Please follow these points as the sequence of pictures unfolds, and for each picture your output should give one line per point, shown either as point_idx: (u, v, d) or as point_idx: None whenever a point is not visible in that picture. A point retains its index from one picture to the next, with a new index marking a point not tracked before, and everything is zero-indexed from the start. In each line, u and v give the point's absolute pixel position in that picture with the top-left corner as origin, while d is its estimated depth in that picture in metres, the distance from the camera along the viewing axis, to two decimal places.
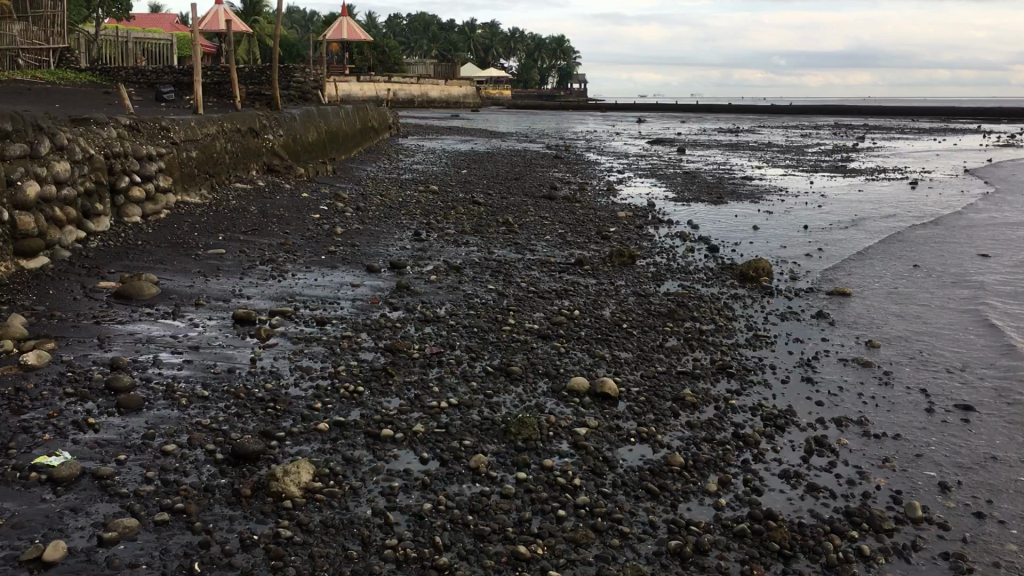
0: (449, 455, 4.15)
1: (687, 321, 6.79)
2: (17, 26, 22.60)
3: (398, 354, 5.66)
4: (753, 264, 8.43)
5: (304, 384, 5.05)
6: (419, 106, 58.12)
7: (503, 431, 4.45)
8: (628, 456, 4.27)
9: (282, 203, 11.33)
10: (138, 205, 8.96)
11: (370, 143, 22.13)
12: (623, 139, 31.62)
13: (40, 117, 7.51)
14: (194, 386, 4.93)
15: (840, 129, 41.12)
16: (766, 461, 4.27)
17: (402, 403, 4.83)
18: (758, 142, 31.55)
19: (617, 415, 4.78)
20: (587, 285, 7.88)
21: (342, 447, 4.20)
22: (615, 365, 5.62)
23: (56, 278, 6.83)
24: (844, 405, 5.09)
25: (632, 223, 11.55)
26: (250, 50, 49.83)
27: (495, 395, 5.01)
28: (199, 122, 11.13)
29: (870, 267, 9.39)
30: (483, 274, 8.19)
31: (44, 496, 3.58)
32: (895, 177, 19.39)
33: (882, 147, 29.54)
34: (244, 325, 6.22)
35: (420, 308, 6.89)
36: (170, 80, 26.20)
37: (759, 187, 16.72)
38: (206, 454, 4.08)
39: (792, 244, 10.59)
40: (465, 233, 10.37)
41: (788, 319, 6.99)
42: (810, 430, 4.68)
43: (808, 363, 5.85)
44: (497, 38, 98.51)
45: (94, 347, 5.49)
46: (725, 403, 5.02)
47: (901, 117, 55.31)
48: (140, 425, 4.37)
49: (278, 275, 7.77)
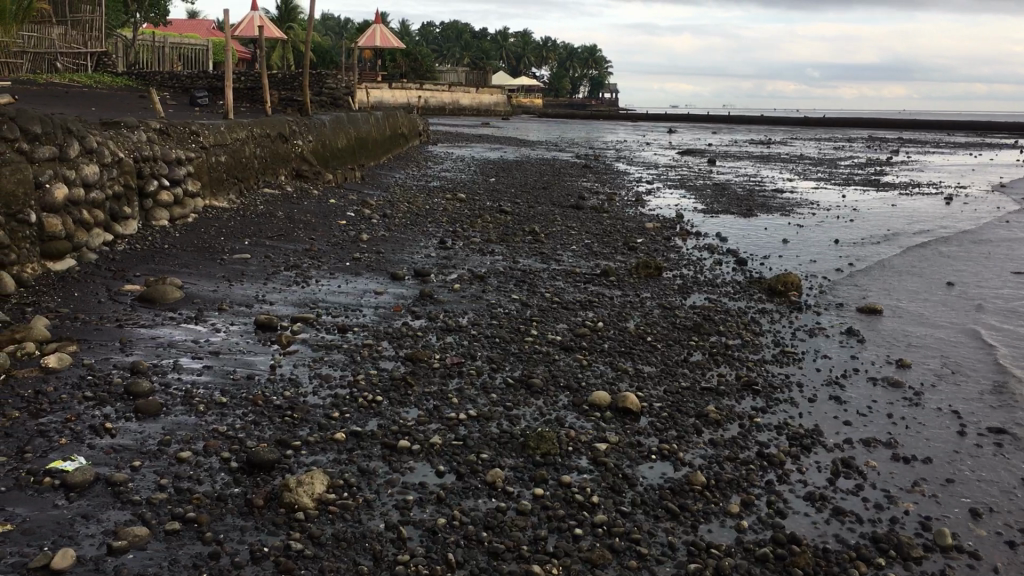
0: (466, 469, 4.08)
1: (713, 336, 6.68)
2: (56, 30, 22.92)
3: (418, 363, 5.61)
4: (781, 278, 8.30)
5: (323, 393, 5.01)
6: (450, 113, 58.26)
7: (521, 445, 4.38)
8: (649, 473, 4.18)
9: (309, 208, 11.36)
10: (166, 208, 9.00)
11: (400, 149, 22.18)
12: (654, 149, 31.50)
13: (70, 121, 7.55)
14: (212, 392, 4.90)
15: (874, 142, 40.64)
16: (791, 483, 4.16)
17: (420, 414, 4.77)
18: (790, 155, 31.27)
19: (638, 431, 4.69)
20: (612, 297, 7.79)
21: (358, 458, 4.15)
22: (638, 379, 5.53)
23: (82, 280, 6.85)
24: (873, 426, 4.96)
25: (660, 235, 11.44)
26: (285, 56, 50.26)
27: (515, 408, 4.94)
28: (229, 127, 11.17)
29: (902, 283, 9.22)
30: (508, 283, 8.13)
31: (56, 502, 3.56)
32: (929, 191, 19.11)
33: (918, 161, 29.18)
34: (266, 331, 6.20)
35: (443, 316, 6.84)
36: (204, 84, 26.48)
37: (790, 200, 16.53)
38: (221, 461, 4.04)
39: (822, 259, 10.43)
40: (490, 241, 10.33)
41: (816, 336, 6.86)
42: (837, 451, 4.56)
43: (836, 382, 5.72)
44: (529, 47, 98.64)
45: (116, 351, 5.49)
46: (750, 421, 4.91)
47: (936, 131, 54.59)
48: (157, 430, 4.35)
49: (302, 281, 7.76)
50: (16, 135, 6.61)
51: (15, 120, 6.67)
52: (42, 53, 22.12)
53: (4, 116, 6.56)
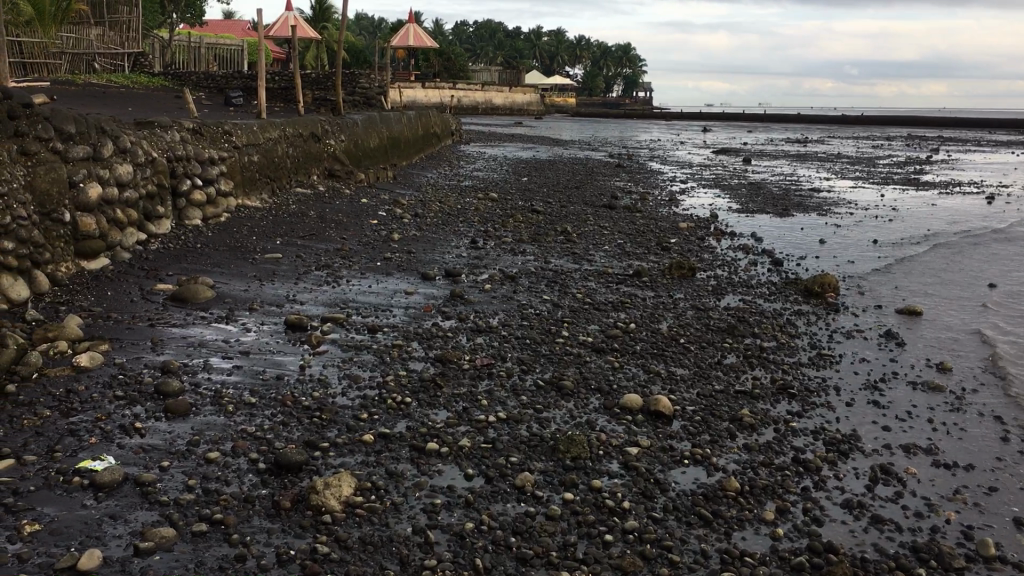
0: (494, 472, 4.03)
1: (747, 338, 6.58)
2: (94, 31, 23.21)
3: (448, 364, 5.57)
4: (818, 279, 8.17)
5: (352, 394, 4.98)
6: (483, 112, 58.27)
7: (551, 448, 4.32)
8: (681, 478, 4.10)
9: (342, 208, 11.38)
10: (199, 208, 9.04)
11: (432, 149, 22.18)
12: (688, 148, 31.26)
13: (104, 120, 7.60)
14: (242, 393, 4.89)
15: (913, 141, 40.02)
16: (828, 489, 4.05)
17: (450, 415, 4.73)
18: (826, 154, 30.88)
19: (670, 435, 4.61)
20: (644, 298, 7.70)
21: (386, 460, 4.11)
22: (671, 382, 5.44)
23: (115, 280, 6.89)
24: (913, 431, 4.84)
25: (693, 235, 11.31)
26: (319, 56, 50.59)
27: (545, 411, 4.88)
28: (262, 126, 11.22)
29: (941, 284, 9.04)
30: (539, 284, 8.07)
31: (85, 502, 3.55)
32: (970, 190, 18.75)
33: (958, 160, 28.70)
34: (296, 331, 6.19)
35: (473, 317, 6.80)
36: (239, 85, 26.66)
37: (827, 200, 16.29)
38: (249, 462, 4.01)
39: (860, 259, 10.26)
40: (522, 241, 10.28)
41: (854, 338, 6.72)
42: (875, 457, 4.45)
43: (874, 385, 5.60)
44: (562, 46, 98.40)
45: (147, 350, 5.50)
46: (786, 425, 4.81)
47: (977, 129, 53.69)
48: (186, 430, 4.34)
49: (333, 280, 7.76)
50: (50, 135, 6.67)
51: (50, 120, 6.73)
52: (80, 54, 22.37)
53: (39, 116, 6.61)
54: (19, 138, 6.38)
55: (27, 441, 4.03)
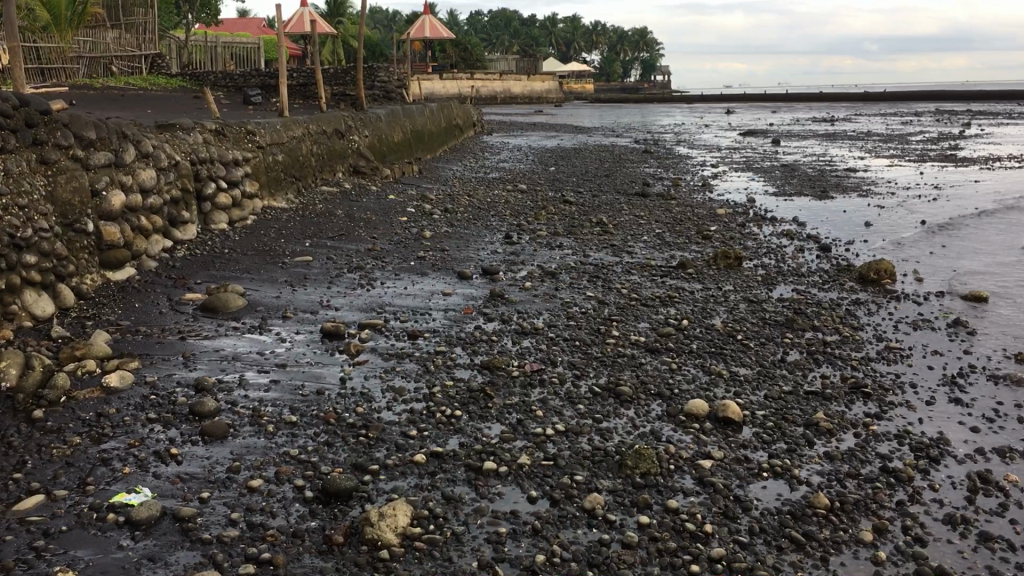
0: (561, 493, 3.71)
1: (808, 332, 6.21)
2: (110, 34, 23.06)
3: (496, 371, 5.25)
4: (874, 265, 7.78)
5: (398, 408, 4.67)
6: (503, 101, 57.88)
7: (618, 463, 3.99)
8: (762, 494, 3.76)
9: (369, 205, 11.08)
10: (225, 211, 8.76)
11: (456, 141, 21.87)
12: (714, 132, 30.69)
13: (124, 125, 7.34)
14: (281, 410, 4.60)
15: (943, 116, 39.14)
16: (925, 503, 3.70)
17: (504, 429, 4.41)
18: (855, 132, 30.20)
19: (743, 443, 4.26)
20: (692, 291, 7.35)
21: (442, 483, 3.80)
22: (735, 383, 5.10)
23: (142, 290, 6.63)
24: (1005, 433, 4.46)
25: (733, 222, 10.94)
26: (335, 51, 50.36)
27: (605, 421, 4.54)
28: (284, 125, 10.93)
29: (1001, 266, 8.61)
30: (581, 279, 7.73)
31: (121, 542, 3.27)
32: (1011, 165, 18.20)
33: (993, 134, 27.96)
34: (333, 339, 5.91)
35: (516, 318, 6.48)
36: (258, 83, 26.41)
37: (864, 180, 15.83)
38: (295, 490, 3.72)
39: (909, 242, 9.84)
40: (558, 234, 9.94)
41: (921, 329, 6.34)
42: (969, 463, 4.08)
43: (953, 381, 5.23)
44: (580, 31, 97.56)
45: (179, 367, 5.22)
46: (867, 430, 4.45)
47: (1003, 102, 52.77)
48: (224, 455, 4.05)
49: (367, 283, 7.46)
50: (70, 142, 6.40)
51: (69, 127, 6.47)
52: (97, 57, 22.30)
53: (58, 123, 6.35)
54: (39, 146, 6.11)
55: (57, 473, 3.75)
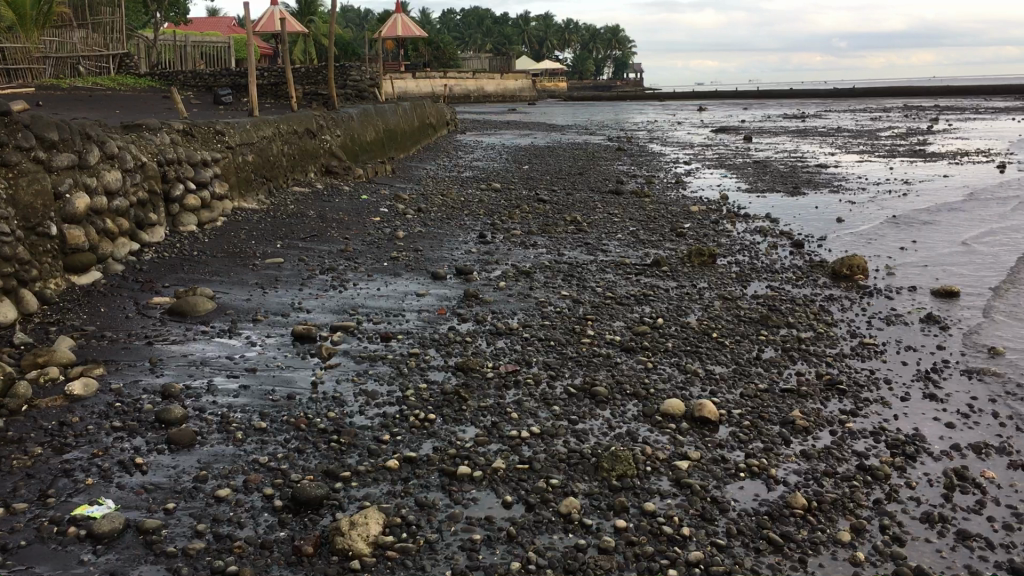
0: (536, 498, 3.64)
1: (783, 329, 6.18)
2: (77, 33, 22.80)
3: (469, 372, 5.18)
4: (847, 262, 7.78)
5: (370, 412, 4.58)
6: (476, 100, 57.84)
7: (594, 466, 3.93)
8: (740, 495, 3.71)
9: (342, 206, 10.97)
10: (194, 212, 8.62)
11: (429, 140, 21.78)
12: (687, 128, 30.79)
13: (88, 125, 7.19)
14: (251, 416, 4.50)
15: (912, 111, 39.47)
16: (902, 501, 3.67)
17: (479, 432, 4.33)
18: (826, 129, 30.41)
19: (719, 443, 4.22)
20: (667, 289, 7.31)
21: (415, 490, 3.72)
22: (711, 382, 5.06)
23: (108, 294, 6.49)
24: (981, 429, 4.45)
25: (706, 218, 10.93)
26: (306, 51, 50.08)
27: (580, 422, 4.48)
28: (254, 124, 10.79)
29: (972, 261, 8.63)
30: (555, 278, 7.68)
31: (82, 557, 3.17)
32: (979, 160, 18.37)
33: (961, 129, 28.22)
34: (305, 342, 5.81)
35: (491, 318, 6.40)
36: (228, 82, 26.19)
37: (836, 176, 15.90)
38: (264, 499, 3.63)
39: (881, 237, 9.88)
40: (532, 233, 9.88)
41: (894, 324, 6.34)
42: (946, 460, 4.06)
43: (928, 376, 5.21)
44: (552, 29, 97.67)
45: (146, 372, 5.11)
46: (843, 427, 4.43)
47: (969, 97, 53.27)
48: (191, 465, 3.95)
49: (339, 284, 7.36)
50: (32, 144, 6.25)
51: (30, 128, 6.31)
52: (64, 58, 22.01)
53: (19, 124, 6.20)
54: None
55: (17, 485, 3.64)
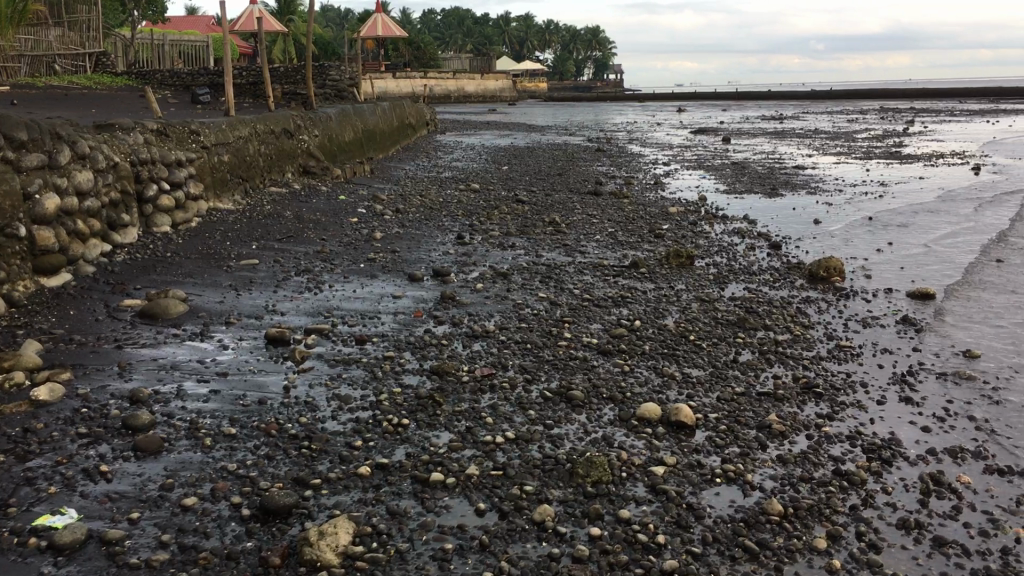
0: (509, 505, 3.58)
1: (761, 331, 6.16)
2: (53, 31, 22.54)
3: (444, 376, 5.11)
4: (824, 263, 7.78)
5: (343, 417, 4.51)
6: (456, 100, 57.75)
7: (569, 472, 3.88)
8: (715, 501, 3.67)
9: (319, 206, 10.88)
10: (167, 213, 8.51)
11: (408, 140, 21.68)
12: (666, 129, 30.82)
13: (58, 125, 7.08)
14: (220, 422, 4.42)
15: (889, 113, 39.73)
16: (879, 507, 3.64)
17: (453, 437, 4.27)
18: (804, 130, 30.54)
19: (695, 448, 4.18)
20: (645, 291, 7.28)
21: (386, 497, 3.66)
22: (688, 386, 5.02)
23: (78, 296, 6.38)
24: (957, 433, 4.43)
25: (685, 220, 10.92)
26: (286, 51, 49.85)
27: (556, 427, 4.43)
28: (230, 124, 10.68)
29: (949, 262, 8.65)
30: (533, 280, 7.62)
31: (43, 569, 3.08)
32: (956, 161, 18.49)
33: (938, 131, 28.40)
34: (278, 345, 5.72)
35: (468, 321, 6.34)
36: (206, 81, 25.99)
37: (814, 177, 15.95)
38: (231, 508, 3.56)
39: (859, 238, 9.90)
40: (510, 234, 9.83)
41: (872, 326, 6.33)
42: (922, 464, 4.04)
43: (904, 379, 5.20)
44: (533, 29, 97.69)
45: (115, 377, 5.01)
46: (819, 431, 4.40)
47: (947, 100, 53.70)
48: (158, 472, 3.86)
49: (315, 286, 7.27)
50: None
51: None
52: (39, 56, 21.77)
53: None
54: None
55: None
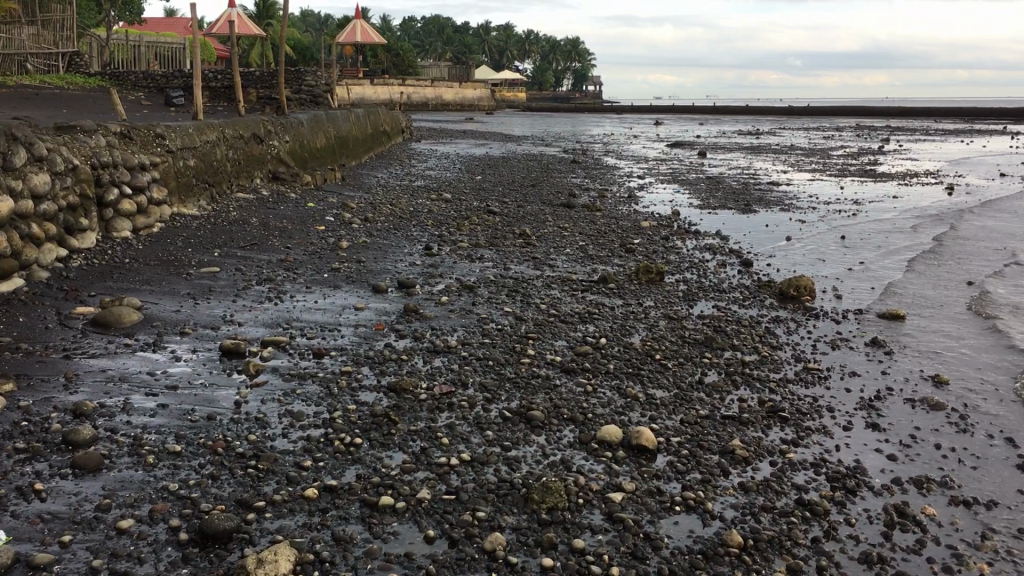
0: (460, 533, 3.46)
1: (727, 351, 6.07)
2: (26, 30, 22.23)
3: (402, 393, 4.98)
4: (794, 282, 7.73)
5: (293, 435, 4.36)
6: (434, 108, 57.62)
7: (524, 497, 3.76)
8: (673, 531, 3.57)
9: (287, 213, 10.71)
10: (128, 218, 8.32)
11: (382, 147, 21.57)
12: (642, 142, 30.87)
13: (14, 126, 6.89)
14: (166, 439, 4.26)
15: (864, 131, 40.10)
16: (841, 540, 3.54)
17: (406, 458, 4.14)
18: (778, 146, 30.66)
19: (656, 474, 4.07)
20: (613, 307, 7.19)
21: (333, 522, 3.52)
22: (651, 407, 4.92)
23: (29, 302, 6.17)
24: (922, 461, 4.36)
25: (656, 234, 10.86)
26: (263, 55, 49.56)
27: (514, 449, 4.31)
28: (197, 128, 10.49)
29: (919, 283, 8.63)
30: (500, 294, 7.51)
31: None
32: (928, 181, 18.60)
33: (911, 151, 28.64)
34: (232, 358, 5.57)
35: (430, 335, 6.21)
36: (180, 83, 25.79)
37: (787, 194, 15.98)
38: (169, 531, 3.40)
39: (830, 257, 9.87)
40: (480, 245, 9.72)
41: (839, 348, 6.26)
42: (886, 495, 3.95)
43: (870, 404, 5.13)
44: (512, 39, 97.88)
45: (59, 389, 4.82)
46: (783, 458, 4.31)
47: (921, 118, 54.34)
48: (95, 491, 3.70)
49: (276, 296, 7.12)
50: None
51: None
52: (10, 54, 21.45)
53: None
54: None
55: None
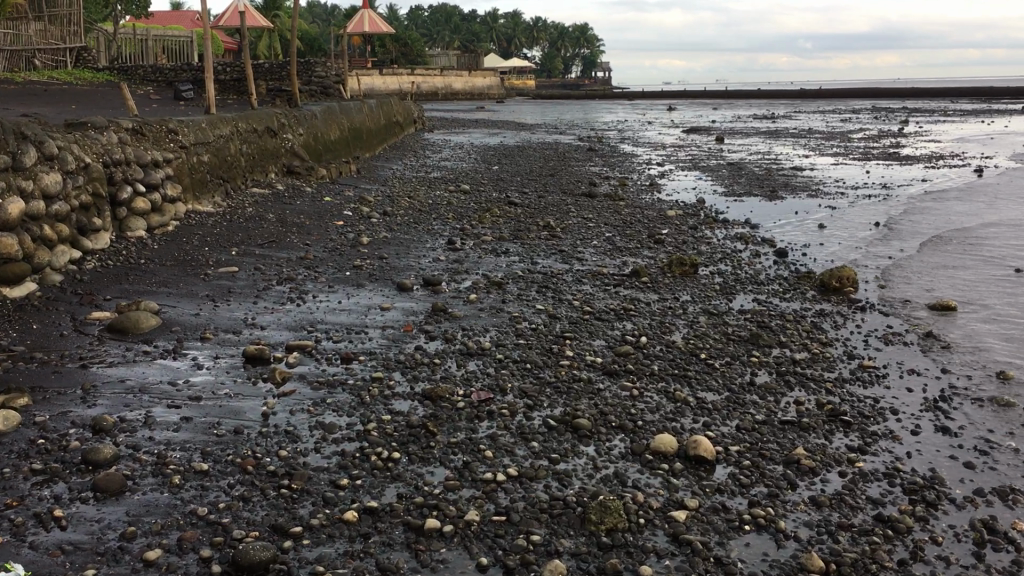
0: (515, 560, 3.18)
1: (775, 349, 5.77)
2: (34, 26, 21.89)
3: (438, 401, 4.69)
4: (836, 273, 7.41)
5: (327, 450, 4.08)
6: (443, 98, 57.31)
7: (581, 518, 3.48)
8: (747, 553, 3.28)
9: (303, 208, 10.43)
10: (143, 217, 8.03)
11: (395, 138, 21.28)
12: (657, 128, 30.47)
13: (23, 123, 6.63)
14: (191, 456, 3.98)
15: (881, 113, 39.61)
16: (930, 562, 3.25)
17: (448, 475, 3.86)
18: (797, 129, 30.22)
19: (719, 488, 3.78)
20: (648, 302, 6.88)
21: (375, 550, 3.24)
22: (703, 412, 4.63)
23: (43, 308, 5.91)
24: (1001, 469, 4.06)
25: (684, 224, 10.54)
26: (271, 47, 49.25)
27: (562, 462, 4.03)
28: (210, 122, 10.21)
29: (962, 272, 8.29)
30: (530, 290, 7.22)
31: None
32: (955, 163, 18.19)
33: (933, 132, 28.15)
34: (257, 365, 5.30)
35: (461, 337, 5.92)
36: (189, 77, 25.44)
37: (812, 179, 15.61)
38: (200, 563, 3.13)
39: (865, 245, 9.53)
40: (503, 238, 9.43)
41: (893, 344, 5.95)
42: (971, 508, 3.66)
43: (936, 405, 4.83)
44: (519, 27, 97.32)
45: (77, 403, 4.55)
46: (853, 468, 4.01)
47: (937, 100, 53.78)
48: (119, 518, 3.43)
49: (298, 297, 6.84)
50: None
51: None
52: (18, 50, 21.18)
53: None
54: None
55: None
